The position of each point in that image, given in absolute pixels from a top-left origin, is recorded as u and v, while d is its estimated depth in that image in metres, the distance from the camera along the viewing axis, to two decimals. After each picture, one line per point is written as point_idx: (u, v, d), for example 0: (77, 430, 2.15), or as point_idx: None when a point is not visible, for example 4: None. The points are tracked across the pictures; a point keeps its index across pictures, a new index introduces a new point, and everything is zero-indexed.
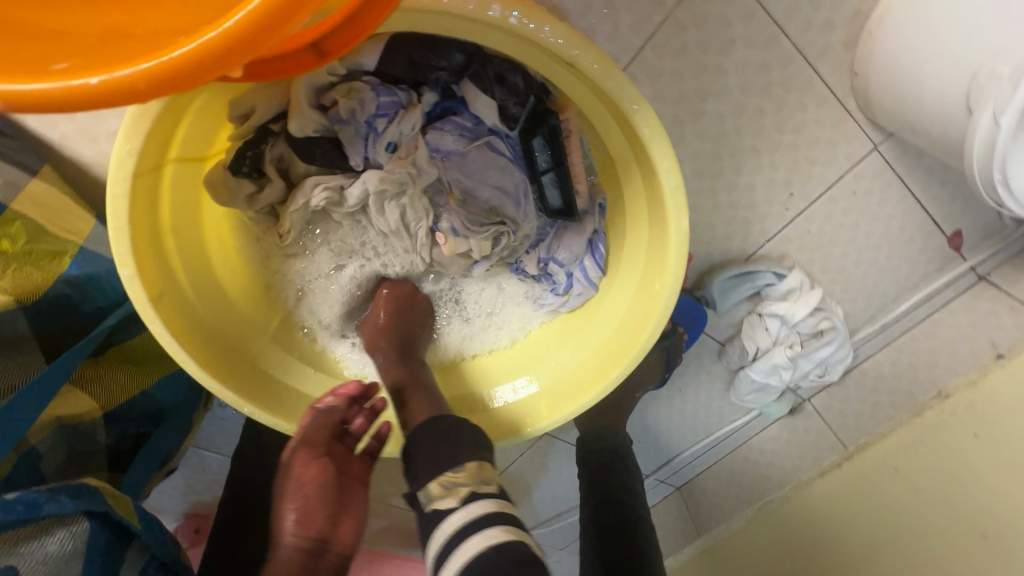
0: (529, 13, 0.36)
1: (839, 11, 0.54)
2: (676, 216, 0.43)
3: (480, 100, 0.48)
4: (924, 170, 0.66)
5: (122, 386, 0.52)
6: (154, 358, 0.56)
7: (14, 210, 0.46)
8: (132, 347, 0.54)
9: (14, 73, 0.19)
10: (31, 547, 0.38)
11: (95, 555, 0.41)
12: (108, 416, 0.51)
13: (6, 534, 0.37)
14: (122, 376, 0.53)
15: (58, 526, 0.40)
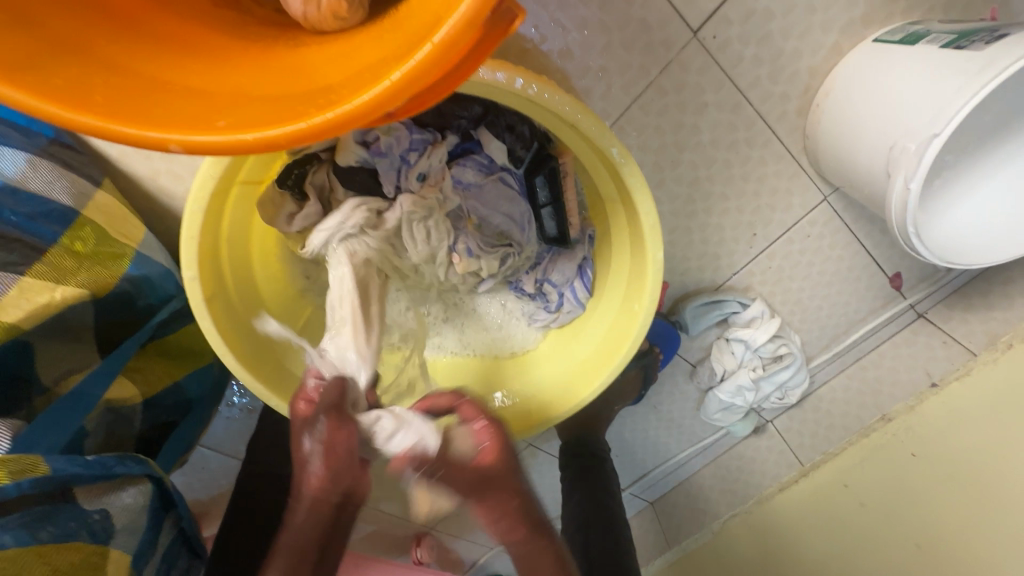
0: (543, 85, 0.44)
1: (792, 86, 0.65)
2: (654, 250, 0.52)
3: (494, 144, 0.57)
4: (866, 219, 0.77)
5: (159, 376, 0.58)
6: (187, 352, 0.62)
7: (84, 215, 0.52)
8: (169, 342, 0.60)
9: (190, 127, 0.27)
10: (110, 500, 0.43)
11: (152, 512, 0.47)
12: (146, 402, 0.56)
13: (94, 486, 0.42)
14: (159, 367, 0.58)
15: (131, 483, 0.45)
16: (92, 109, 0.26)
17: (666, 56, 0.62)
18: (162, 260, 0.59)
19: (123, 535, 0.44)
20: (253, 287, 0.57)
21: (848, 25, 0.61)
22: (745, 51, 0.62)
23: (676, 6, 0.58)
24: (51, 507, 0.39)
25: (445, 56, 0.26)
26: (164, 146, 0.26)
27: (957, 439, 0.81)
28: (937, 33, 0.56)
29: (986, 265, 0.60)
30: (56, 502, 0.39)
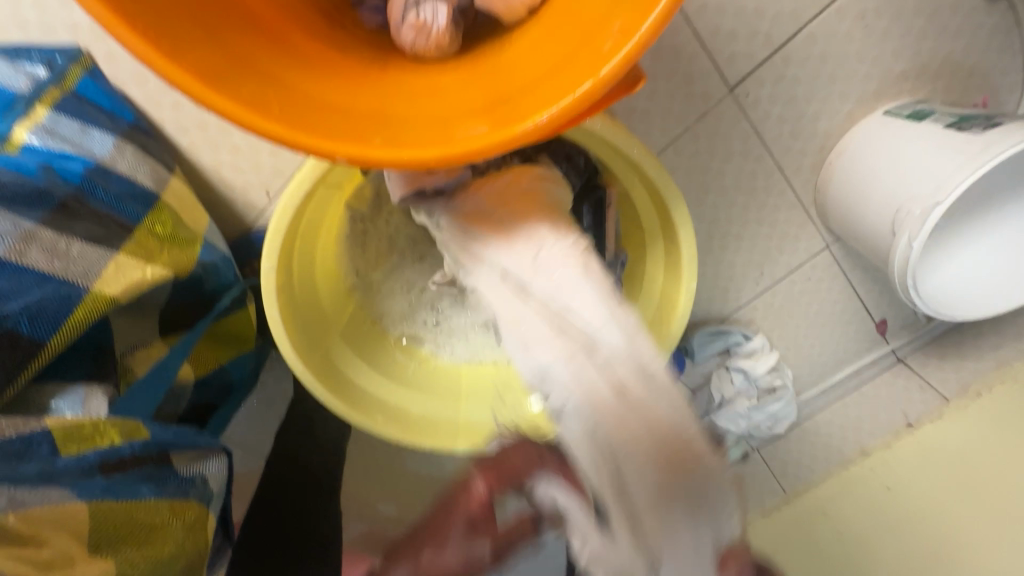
0: (607, 123, 0.50)
1: (809, 143, 0.73)
2: (688, 279, 0.58)
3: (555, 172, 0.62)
4: (862, 268, 0.85)
5: (210, 358, 0.60)
6: (234, 338, 0.64)
7: (162, 201, 0.56)
8: (221, 326, 0.63)
9: (352, 142, 0.31)
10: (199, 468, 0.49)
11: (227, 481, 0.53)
12: (199, 381, 0.59)
13: (184, 452, 0.49)
14: (210, 350, 0.61)
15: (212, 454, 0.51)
16: (275, 119, 0.30)
17: (703, 107, 0.69)
18: (223, 248, 0.62)
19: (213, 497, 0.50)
20: (311, 280, 0.60)
21: (862, 96, 0.70)
22: (772, 110, 0.70)
23: (717, 65, 0.65)
24: (153, 466, 0.46)
25: (580, 107, 0.31)
26: (333, 157, 0.30)
27: (931, 478, 0.89)
28: (941, 113, 0.64)
29: (978, 319, 0.67)
30: (156, 462, 0.46)
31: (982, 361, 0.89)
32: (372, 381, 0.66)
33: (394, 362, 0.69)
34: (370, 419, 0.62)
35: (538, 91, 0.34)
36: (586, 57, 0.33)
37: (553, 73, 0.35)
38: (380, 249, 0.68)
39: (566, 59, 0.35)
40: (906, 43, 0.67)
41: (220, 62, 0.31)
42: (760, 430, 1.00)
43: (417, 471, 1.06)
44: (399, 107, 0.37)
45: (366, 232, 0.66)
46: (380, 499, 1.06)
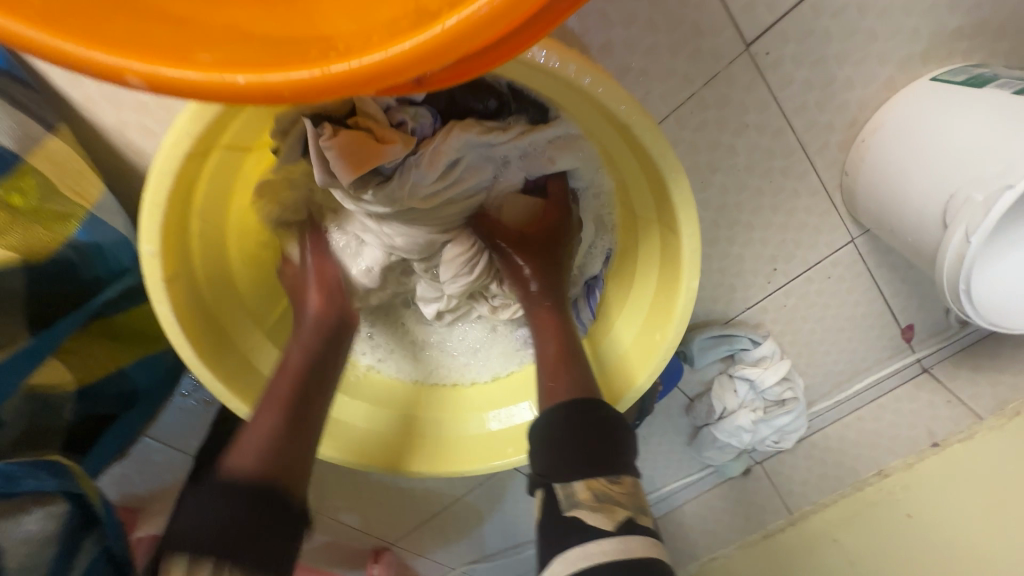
0: (590, 72, 0.38)
1: (839, 116, 0.61)
2: (691, 277, 0.47)
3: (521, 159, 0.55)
4: (890, 266, 0.74)
5: (98, 362, 0.49)
6: (138, 335, 0.53)
7: (29, 163, 0.44)
8: (118, 322, 0.51)
9: (161, 57, 0.21)
10: (12, 521, 0.40)
11: (66, 538, 0.41)
12: (81, 391, 0.48)
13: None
14: (100, 351, 0.50)
15: (37, 504, 0.41)
16: (38, 19, 0.20)
17: (714, 67, 0.56)
18: (120, 227, 0.50)
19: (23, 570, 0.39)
20: (225, 270, 0.50)
21: (906, 59, 0.57)
22: (797, 74, 0.58)
23: (733, 13, 0.53)
24: None
25: (507, 16, 0.20)
26: (124, 79, 0.21)
27: (957, 503, 0.78)
28: (1005, 78, 0.52)
29: None
30: None
31: (1022, 374, 0.79)
32: None
33: None
34: None
35: None
36: None
37: None
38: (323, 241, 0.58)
39: None
40: None
41: None
42: (765, 444, 0.89)
43: (382, 480, 0.96)
44: None
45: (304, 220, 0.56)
46: (341, 510, 0.96)
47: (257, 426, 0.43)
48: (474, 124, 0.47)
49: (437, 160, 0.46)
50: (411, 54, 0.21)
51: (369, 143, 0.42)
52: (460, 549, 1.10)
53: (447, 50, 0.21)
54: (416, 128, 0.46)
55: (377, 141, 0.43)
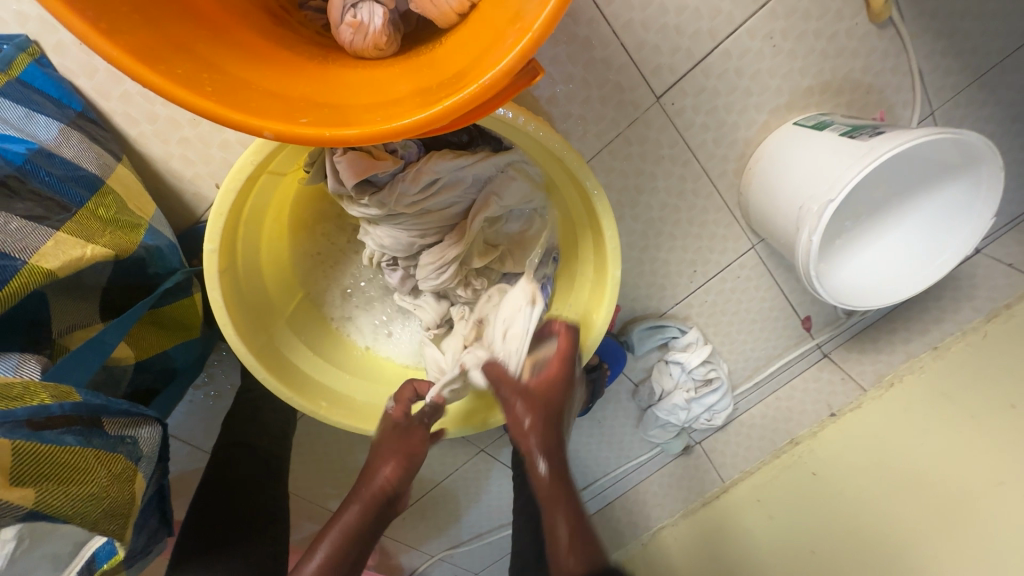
0: (529, 118, 0.55)
1: (731, 150, 0.80)
2: (613, 267, 0.63)
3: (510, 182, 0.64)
4: (784, 267, 0.93)
5: (152, 342, 0.61)
6: (179, 324, 0.66)
7: (108, 185, 0.57)
8: (166, 312, 0.63)
9: (279, 121, 0.35)
10: (135, 431, 0.51)
11: (159, 448, 0.54)
12: (138, 365, 0.60)
13: (117, 419, 0.49)
14: (153, 335, 0.61)
15: (146, 422, 0.52)
16: (206, 97, 0.33)
17: (633, 113, 0.74)
18: (168, 235, 0.63)
19: (142, 460, 0.52)
20: (257, 268, 0.63)
21: (776, 108, 0.77)
22: (696, 119, 0.76)
23: (644, 75, 0.71)
24: (84, 427, 0.46)
25: (484, 95, 0.36)
26: (261, 133, 0.34)
27: (849, 460, 0.96)
28: (838, 124, 0.72)
29: (880, 307, 0.74)
30: (88, 425, 0.46)
31: (895, 354, 0.99)
32: (317, 369, 0.67)
33: (340, 351, 0.71)
34: (314, 404, 0.64)
35: (453, 82, 0.38)
36: (494, 54, 0.37)
37: (465, 71, 0.39)
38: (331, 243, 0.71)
39: (480, 57, 0.40)
40: (811, 61, 0.74)
41: (155, 46, 0.34)
42: (700, 422, 1.06)
43: None
44: (326, 94, 0.41)
45: (316, 228, 0.70)
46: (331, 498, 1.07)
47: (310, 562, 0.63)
48: (450, 153, 0.60)
49: (421, 177, 0.58)
50: (432, 115, 0.35)
51: (369, 159, 0.55)
52: (440, 537, 1.21)
53: (451, 114, 0.36)
54: (404, 154, 0.59)
55: (375, 158, 0.56)
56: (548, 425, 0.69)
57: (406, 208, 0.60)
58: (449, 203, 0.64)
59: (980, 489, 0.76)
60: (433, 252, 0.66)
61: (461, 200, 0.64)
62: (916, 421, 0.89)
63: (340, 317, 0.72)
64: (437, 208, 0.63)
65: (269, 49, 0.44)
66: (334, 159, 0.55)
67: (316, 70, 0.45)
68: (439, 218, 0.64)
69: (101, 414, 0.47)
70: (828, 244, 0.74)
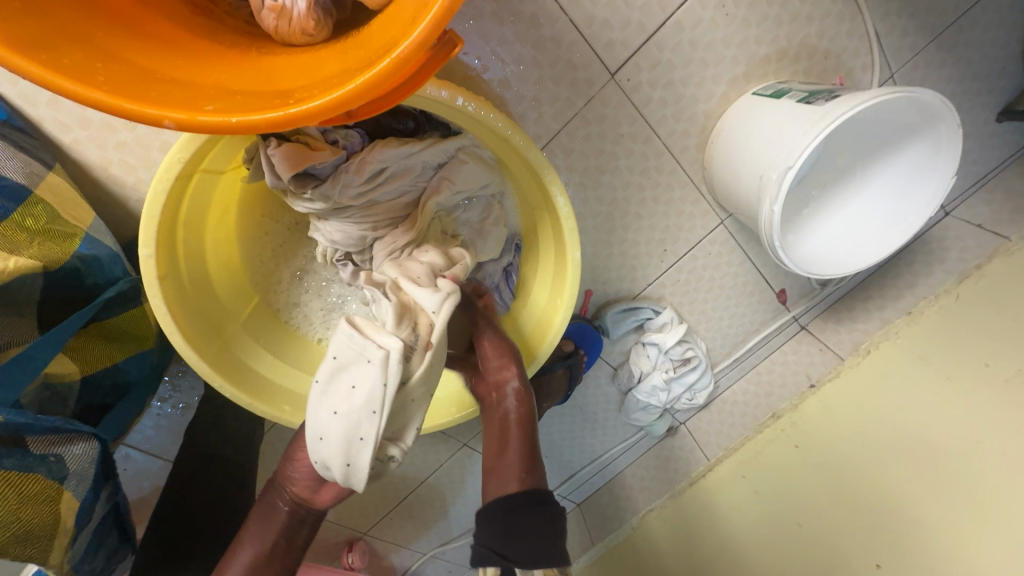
0: (472, 99, 0.53)
1: (692, 124, 0.79)
2: (572, 249, 0.61)
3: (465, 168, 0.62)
4: (754, 241, 0.92)
5: (99, 356, 0.58)
6: (130, 336, 0.63)
7: (36, 195, 0.54)
8: (112, 324, 0.60)
9: (181, 108, 0.33)
10: (63, 449, 0.48)
11: (100, 465, 0.52)
12: (84, 381, 0.57)
13: (44, 438, 0.46)
14: (100, 348, 0.59)
15: (80, 439, 0.49)
16: (96, 87, 0.32)
17: (589, 92, 0.73)
18: (109, 243, 0.61)
19: (75, 479, 0.49)
20: (204, 271, 0.60)
21: (733, 79, 0.76)
22: (653, 94, 0.75)
23: (596, 51, 0.70)
24: (1, 450, 0.43)
25: (399, 69, 0.34)
26: (160, 122, 0.32)
27: (830, 430, 0.96)
28: (795, 90, 0.71)
29: (848, 274, 0.73)
30: (6, 447, 0.43)
31: (870, 321, 0.99)
32: (278, 372, 0.66)
33: (302, 352, 0.70)
34: (275, 408, 0.62)
35: (371, 59, 0.37)
36: (411, 26, 0.36)
37: (384, 48, 0.37)
38: (284, 242, 0.69)
39: (401, 33, 0.38)
40: (766, 29, 0.73)
41: (44, 34, 0.32)
42: (681, 402, 1.06)
43: None
44: (243, 81, 0.39)
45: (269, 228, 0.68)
46: None
47: (236, 560, 0.62)
48: (396, 141, 0.59)
49: (365, 166, 0.57)
50: (344, 94, 0.33)
51: (304, 150, 0.53)
52: (429, 534, 1.20)
53: (365, 92, 0.34)
54: (345, 145, 0.57)
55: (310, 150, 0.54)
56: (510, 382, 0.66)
57: (352, 201, 0.59)
58: (397, 192, 0.62)
59: (959, 450, 0.76)
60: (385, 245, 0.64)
61: (411, 189, 0.63)
62: (893, 386, 0.90)
63: (301, 319, 0.71)
64: (385, 200, 0.62)
65: (184, 38, 0.42)
66: (268, 152, 0.53)
67: (235, 57, 0.43)
68: (390, 209, 0.63)
69: (25, 433, 0.45)
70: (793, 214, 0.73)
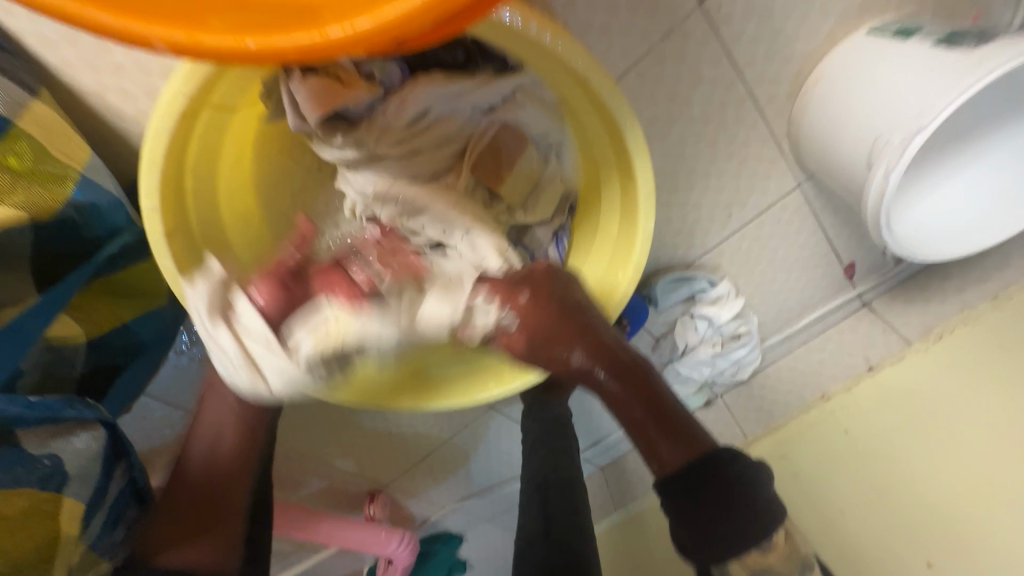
0: (548, 28, 0.42)
1: (786, 68, 0.66)
2: (645, 220, 0.52)
3: (524, 113, 0.53)
4: (832, 208, 0.81)
5: (105, 316, 0.52)
6: (137, 292, 0.55)
7: (19, 127, 0.46)
8: (119, 280, 0.53)
9: (179, 25, 0.24)
10: (62, 443, 0.47)
11: (108, 450, 0.51)
12: (91, 344, 0.51)
13: (40, 430, 0.46)
14: (107, 307, 0.52)
15: (81, 428, 0.48)
16: None
17: (670, 23, 0.60)
18: (113, 187, 0.53)
19: (78, 478, 0.48)
20: (217, 225, 0.53)
21: (846, 12, 0.62)
22: (746, 28, 0.62)
23: None
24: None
25: None
26: (149, 44, 0.24)
27: (885, 417, 0.89)
28: (928, 30, 0.59)
29: (949, 257, 0.64)
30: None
31: (946, 304, 0.90)
32: None
33: None
34: None
35: None
36: None
37: None
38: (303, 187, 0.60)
39: None
40: None
41: None
42: (724, 375, 0.98)
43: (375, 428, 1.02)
44: None
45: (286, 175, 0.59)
46: (335, 456, 1.02)
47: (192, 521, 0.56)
48: (443, 76, 0.49)
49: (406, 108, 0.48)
50: (400, 18, 0.24)
51: (336, 85, 0.43)
52: (449, 487, 1.20)
53: (429, 13, 0.24)
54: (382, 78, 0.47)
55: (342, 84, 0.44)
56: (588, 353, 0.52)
57: (389, 148, 0.50)
58: (440, 140, 0.53)
59: None
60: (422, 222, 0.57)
61: (457, 137, 0.54)
62: (963, 380, 0.83)
63: None
64: (427, 148, 0.53)
65: None
66: (290, 87, 0.43)
67: None
68: (430, 160, 0.54)
69: (14, 426, 0.44)
70: (910, 175, 0.62)
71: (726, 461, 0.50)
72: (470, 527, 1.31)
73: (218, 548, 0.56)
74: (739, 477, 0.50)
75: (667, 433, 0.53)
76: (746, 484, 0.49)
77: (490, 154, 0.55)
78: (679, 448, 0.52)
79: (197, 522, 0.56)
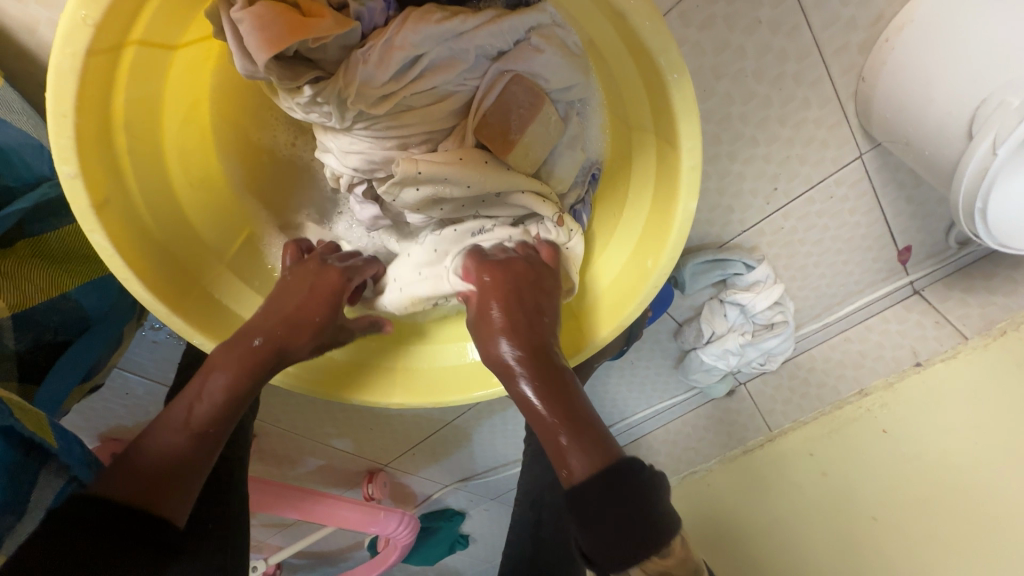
0: None
1: (864, 10, 0.54)
2: (687, 198, 0.42)
3: (539, 60, 0.42)
4: (895, 184, 0.70)
5: (37, 285, 0.45)
6: (77, 257, 0.49)
7: None
8: (52, 242, 0.47)
9: None
10: None
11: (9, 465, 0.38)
12: (19, 319, 0.44)
13: None
14: (39, 274, 0.46)
15: None
16: None
17: None
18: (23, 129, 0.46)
19: None
20: (169, 196, 0.45)
21: None
22: None
23: None
24: None
25: None
26: None
27: (928, 419, 0.81)
28: None
29: None
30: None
31: (1015, 296, 0.78)
32: None
33: None
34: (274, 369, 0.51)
35: None
36: None
37: None
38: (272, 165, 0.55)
39: None
40: None
41: None
42: (751, 365, 0.90)
43: (372, 410, 0.96)
44: None
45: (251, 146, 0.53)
46: (332, 437, 0.97)
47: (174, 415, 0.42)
48: (439, 11, 0.40)
49: (390, 54, 0.38)
50: None
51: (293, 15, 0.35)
52: (447, 468, 1.15)
53: None
54: (360, 12, 0.38)
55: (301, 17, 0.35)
56: (524, 323, 0.46)
57: (374, 104, 0.41)
58: (436, 94, 0.43)
59: None
60: (425, 189, 0.45)
61: (460, 89, 0.44)
62: (1013, 389, 0.74)
63: None
64: (420, 104, 0.43)
65: None
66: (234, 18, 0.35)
67: None
68: (428, 119, 0.44)
69: None
70: None
71: (632, 469, 0.40)
72: (473, 506, 1.27)
73: (170, 508, 0.40)
74: (650, 484, 0.40)
75: (582, 439, 0.41)
76: (650, 490, 0.40)
77: (499, 113, 0.44)
78: (592, 456, 0.40)
79: (155, 493, 0.39)
